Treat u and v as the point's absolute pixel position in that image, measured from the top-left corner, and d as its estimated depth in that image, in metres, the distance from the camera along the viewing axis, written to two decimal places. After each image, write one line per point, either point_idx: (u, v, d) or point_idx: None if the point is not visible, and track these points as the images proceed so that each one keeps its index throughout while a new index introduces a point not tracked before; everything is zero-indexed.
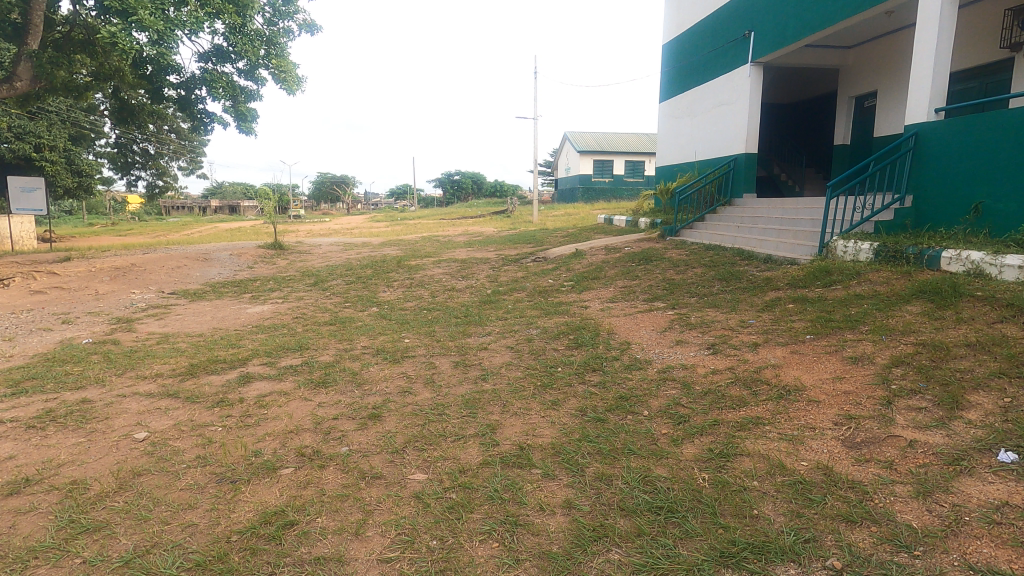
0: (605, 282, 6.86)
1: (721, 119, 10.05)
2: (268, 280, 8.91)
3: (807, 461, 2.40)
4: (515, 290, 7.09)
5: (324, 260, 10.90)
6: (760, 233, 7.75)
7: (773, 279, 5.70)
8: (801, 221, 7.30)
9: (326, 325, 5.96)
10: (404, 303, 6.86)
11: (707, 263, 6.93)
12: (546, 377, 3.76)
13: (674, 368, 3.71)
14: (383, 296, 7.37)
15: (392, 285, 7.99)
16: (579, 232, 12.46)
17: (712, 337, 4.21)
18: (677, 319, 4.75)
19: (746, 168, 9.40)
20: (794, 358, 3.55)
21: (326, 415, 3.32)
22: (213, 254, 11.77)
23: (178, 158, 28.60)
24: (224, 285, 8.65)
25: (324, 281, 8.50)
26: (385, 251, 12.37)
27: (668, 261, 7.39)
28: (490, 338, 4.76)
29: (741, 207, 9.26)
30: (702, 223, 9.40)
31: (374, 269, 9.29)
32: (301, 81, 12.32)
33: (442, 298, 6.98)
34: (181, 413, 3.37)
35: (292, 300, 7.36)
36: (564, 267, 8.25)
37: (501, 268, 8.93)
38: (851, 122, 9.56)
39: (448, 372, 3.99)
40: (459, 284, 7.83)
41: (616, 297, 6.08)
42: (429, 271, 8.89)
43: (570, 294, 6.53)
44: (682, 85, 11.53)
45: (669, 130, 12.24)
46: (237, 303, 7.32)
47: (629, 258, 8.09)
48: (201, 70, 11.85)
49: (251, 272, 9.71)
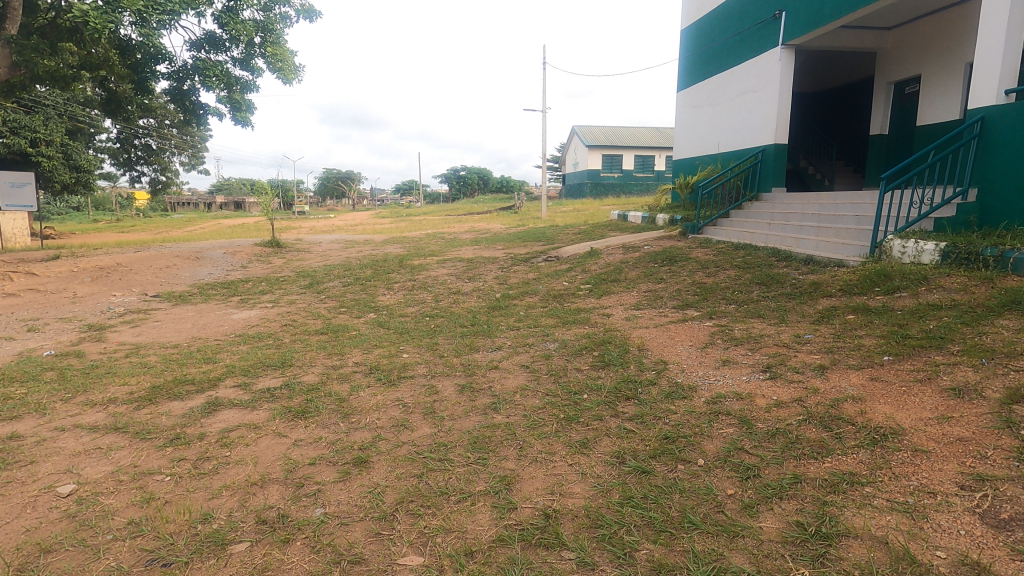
0: (626, 286, 6.19)
1: (748, 107, 9.32)
2: (260, 281, 8.31)
3: (945, 552, 1.74)
4: (526, 295, 6.44)
5: (322, 259, 10.30)
6: (795, 231, 7.05)
7: (822, 284, 5.01)
8: (844, 218, 6.58)
9: (315, 336, 5.32)
10: (405, 309, 6.24)
11: (740, 264, 6.24)
12: (570, 408, 3.11)
13: (726, 398, 3.05)
14: (383, 300, 6.76)
15: (393, 287, 7.37)
16: (591, 229, 11.78)
17: (765, 357, 3.54)
18: (718, 332, 4.09)
19: (777, 161, 8.67)
20: (877, 389, 2.87)
21: (300, 460, 2.68)
22: (206, 252, 11.21)
23: (181, 153, 28.17)
24: (213, 287, 8.04)
25: (320, 282, 7.89)
26: (388, 249, 11.78)
27: (695, 262, 6.71)
28: (502, 354, 4.13)
29: (770, 202, 8.54)
30: (727, 220, 8.69)
31: (375, 269, 8.67)
32: (299, 71, 11.68)
33: (448, 304, 6.35)
34: (125, 455, 2.74)
35: (284, 304, 6.75)
36: (579, 268, 7.59)
37: (510, 268, 8.28)
38: (889, 109, 8.83)
39: (452, 398, 3.36)
40: (465, 286, 7.19)
41: (641, 303, 5.42)
42: (433, 272, 8.26)
43: (588, 300, 5.87)
44: (704, 72, 10.81)
45: (690, 120, 11.53)
46: (224, 307, 6.73)
47: (651, 258, 7.41)
48: (193, 59, 11.26)
49: (244, 273, 9.12)
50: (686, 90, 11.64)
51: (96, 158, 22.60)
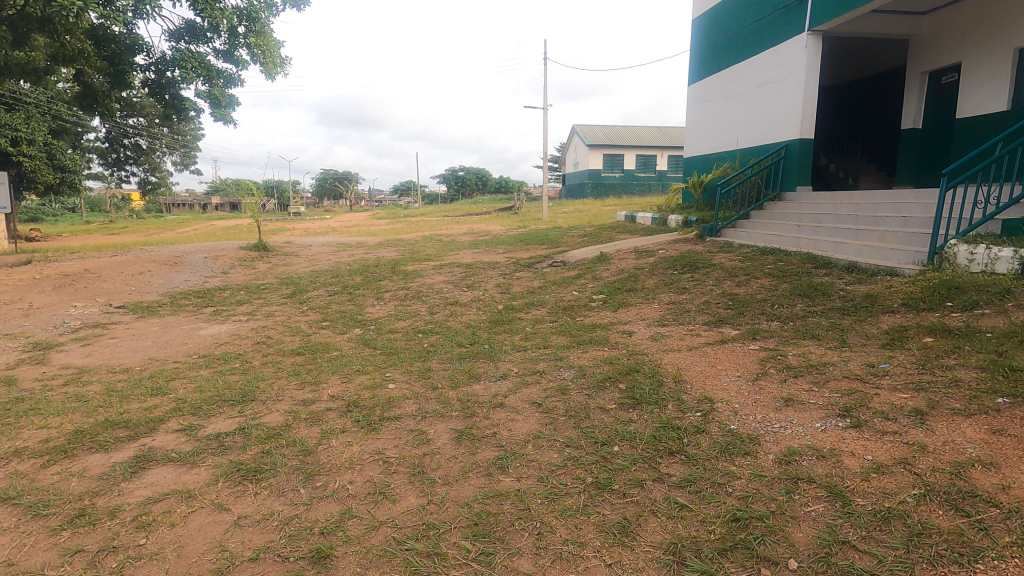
0: (645, 297, 5.48)
1: (769, 99, 8.62)
2: (238, 289, 7.60)
3: None
4: (533, 307, 5.73)
5: (309, 264, 9.59)
6: (830, 235, 6.36)
7: (879, 297, 4.31)
8: (887, 219, 5.89)
9: (290, 357, 4.61)
10: (396, 323, 5.54)
11: (773, 272, 5.54)
12: (600, 469, 2.40)
13: (804, 456, 2.34)
14: (371, 312, 6.06)
15: (383, 297, 6.65)
16: (597, 231, 11.07)
17: (838, 395, 2.83)
18: (768, 359, 3.39)
19: (802, 157, 7.98)
20: (1008, 447, 2.17)
21: (240, 552, 1.97)
22: (186, 256, 10.49)
23: (171, 153, 27.48)
24: (187, 296, 7.31)
25: (304, 291, 7.19)
26: (381, 252, 11.08)
27: (720, 268, 6.01)
28: (509, 386, 3.43)
29: (795, 202, 7.85)
30: (748, 222, 8.00)
31: (365, 276, 7.96)
32: (285, 63, 11.00)
33: (443, 317, 5.64)
34: (3, 546, 2.03)
35: (261, 317, 6.03)
36: (589, 275, 6.89)
37: (513, 275, 7.57)
38: (923, 101, 8.15)
39: (448, 451, 2.65)
40: (463, 296, 6.49)
41: (665, 318, 4.72)
42: (428, 279, 7.55)
43: (603, 314, 5.16)
44: (719, 63, 10.12)
45: (703, 115, 10.86)
46: (193, 321, 6.01)
47: (669, 264, 6.70)
48: (171, 50, 10.58)
49: (224, 280, 8.40)
50: (699, 83, 10.97)
51: (83, 158, 21.81)
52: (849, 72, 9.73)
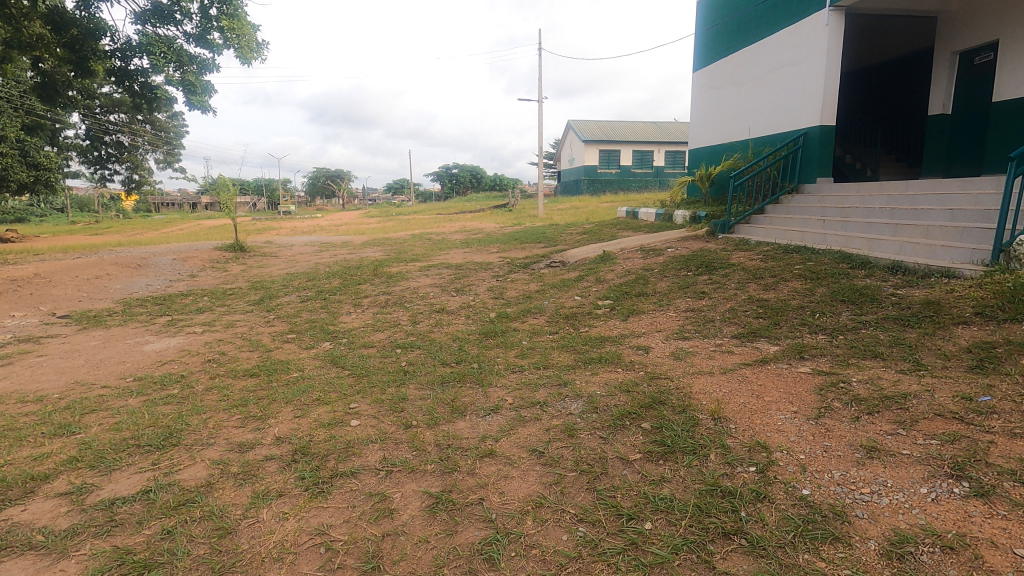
0: (659, 303, 4.78)
1: (785, 84, 7.93)
2: (203, 295, 6.84)
3: None
4: (529, 315, 5.01)
5: (287, 267, 8.85)
6: (863, 230, 5.69)
7: (942, 303, 3.61)
8: (930, 213, 5.21)
9: (242, 380, 3.88)
10: (372, 335, 4.81)
11: (804, 273, 4.85)
12: (631, 567, 1.68)
13: (923, 547, 1.63)
14: (345, 321, 5.33)
15: (361, 304, 5.92)
16: (597, 228, 10.35)
17: (939, 444, 2.12)
18: (829, 389, 2.68)
19: (823, 145, 7.29)
20: None
21: None
22: (154, 257, 9.71)
23: (154, 150, 26.57)
24: (143, 303, 6.55)
25: (274, 297, 6.45)
26: (366, 252, 10.34)
27: (741, 269, 5.31)
28: (502, 424, 2.71)
29: (816, 194, 7.16)
30: (765, 217, 7.32)
31: (344, 279, 7.22)
32: (262, 48, 10.25)
33: (427, 327, 4.92)
34: None
35: (219, 328, 5.29)
36: (591, 277, 6.18)
37: (507, 277, 6.85)
38: (954, 84, 7.46)
39: (416, 530, 1.92)
40: (451, 302, 5.77)
41: (686, 330, 4.01)
42: (413, 282, 6.82)
43: (611, 323, 4.45)
44: (728, 47, 9.41)
45: (710, 104, 10.18)
46: (141, 334, 5.26)
47: (681, 264, 6.00)
48: (137, 34, 9.79)
49: (190, 284, 7.64)
50: (706, 69, 10.29)
51: (61, 156, 20.93)
52: (869, 55, 9.03)
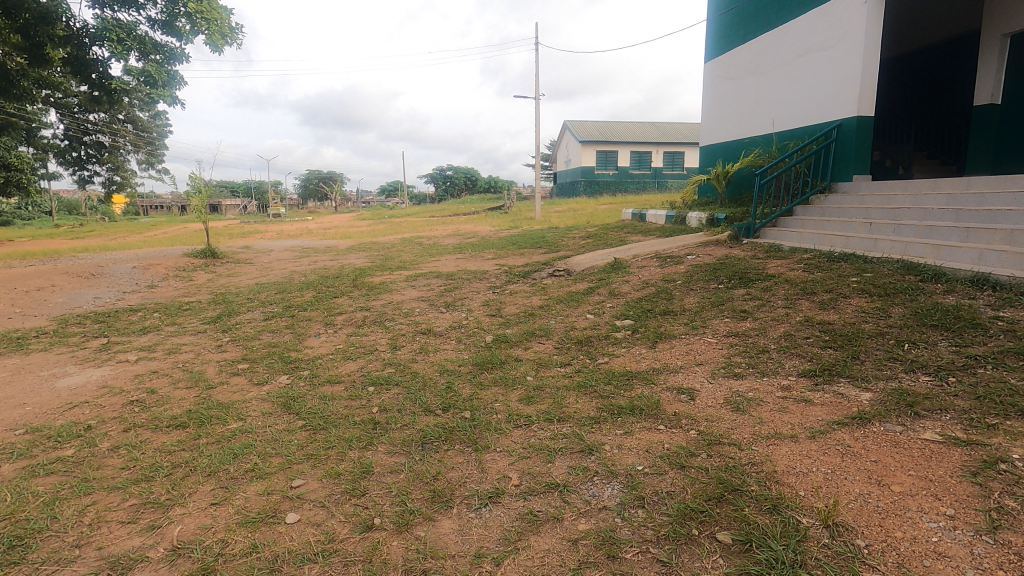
0: (692, 327, 3.90)
1: (815, 71, 7.11)
2: (154, 311, 5.92)
3: None
4: (533, 339, 4.14)
5: (259, 276, 7.93)
6: (922, 235, 4.85)
7: None
8: (1009, 214, 4.38)
9: (166, 432, 2.98)
10: (341, 366, 3.92)
11: (867, 288, 4.00)
12: None
13: None
14: (312, 346, 4.44)
15: (333, 323, 5.02)
16: (602, 232, 9.49)
17: None
18: (988, 475, 1.81)
19: (861, 138, 6.47)
20: None
21: None
22: (113, 265, 8.77)
23: (136, 151, 25.57)
24: (82, 321, 5.62)
25: (235, 313, 5.54)
26: (349, 259, 9.44)
27: (786, 283, 4.46)
28: (506, 529, 1.84)
29: (853, 193, 6.33)
30: (795, 220, 6.48)
31: (318, 291, 6.32)
32: (233, 36, 9.37)
33: (410, 355, 4.04)
34: None
35: (158, 355, 4.37)
36: (603, 290, 5.31)
37: (505, 289, 5.98)
38: (1004, 70, 6.65)
39: None
40: (439, 321, 4.89)
41: (737, 365, 3.14)
42: (397, 295, 5.92)
43: (637, 353, 3.58)
44: (747, 33, 8.59)
45: (726, 96, 9.36)
46: (64, 362, 4.34)
47: (710, 275, 5.14)
48: (94, 18, 8.88)
49: (144, 297, 6.71)
50: (721, 58, 9.49)
51: (37, 156, 19.90)
52: (902, 42, 8.23)
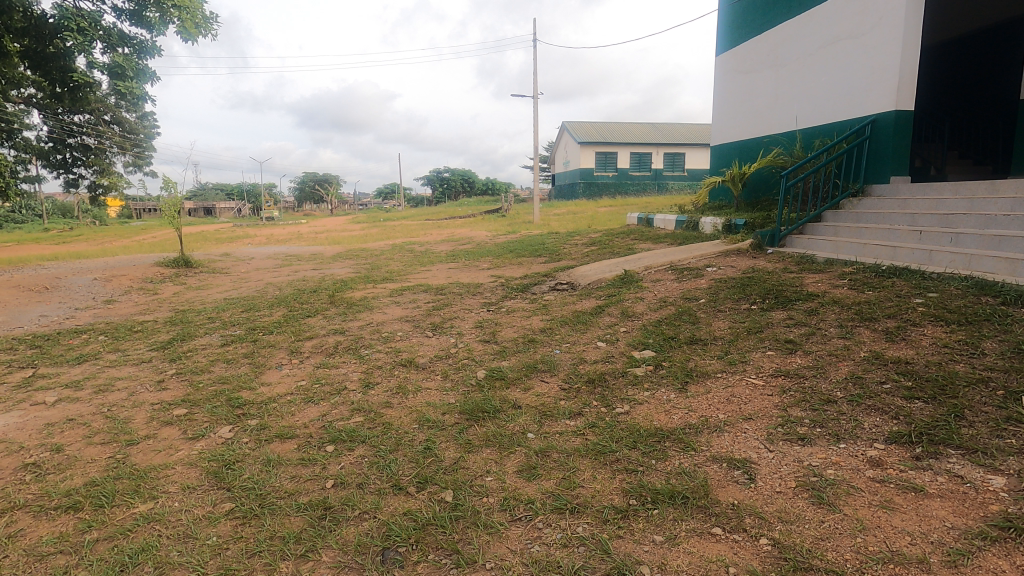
0: (729, 364, 3.18)
1: (845, 61, 6.41)
2: (101, 333, 5.18)
3: None
4: (535, 376, 3.40)
5: (232, 289, 7.20)
6: (987, 246, 4.14)
7: None
8: None
9: (49, 519, 2.25)
10: (298, 412, 3.18)
11: (940, 314, 3.28)
12: None
13: None
14: (269, 382, 3.71)
15: (300, 351, 4.29)
16: (607, 238, 8.78)
17: None
18: None
19: (899, 135, 5.77)
20: None
21: None
22: (75, 276, 8.03)
23: (122, 154, 24.85)
24: (14, 346, 4.88)
25: (190, 337, 4.80)
26: (334, 268, 8.70)
27: (835, 304, 3.74)
28: None
29: (894, 197, 5.62)
30: (826, 227, 5.76)
31: (290, 309, 5.59)
32: (208, 26, 8.68)
33: (383, 397, 3.30)
34: None
35: (84, 395, 3.63)
36: (615, 310, 4.59)
37: (501, 307, 5.25)
38: None
39: None
40: (422, 349, 4.16)
41: (799, 424, 2.42)
42: (379, 315, 5.19)
43: (665, 401, 2.85)
44: (766, 22, 7.89)
45: (742, 91, 8.66)
46: None
47: (739, 292, 4.42)
48: (53, 7, 8.16)
49: (97, 315, 5.97)
50: (735, 51, 8.79)
51: (18, 158, 19.14)
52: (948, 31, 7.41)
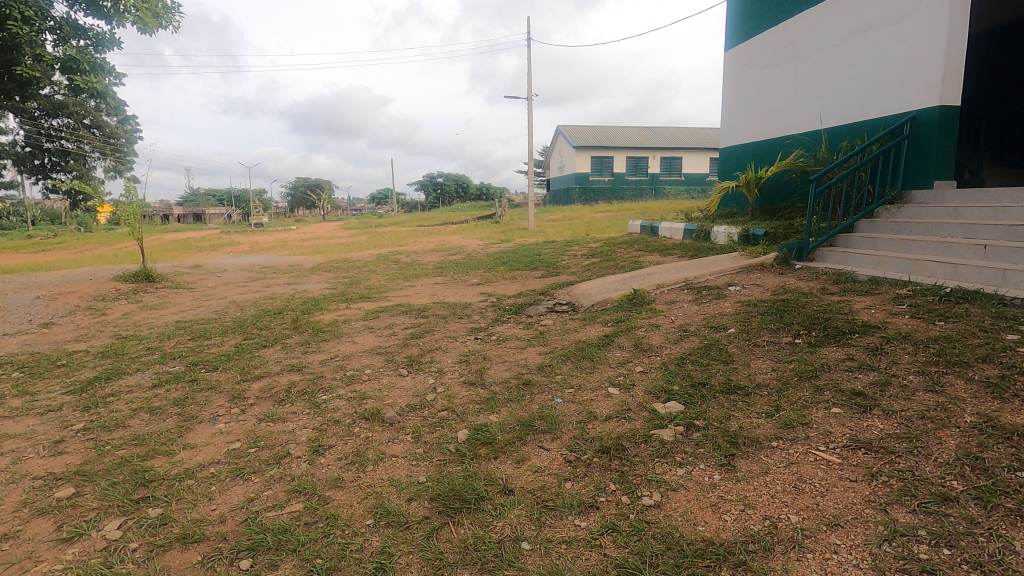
0: (786, 427, 2.42)
1: (879, 51, 5.69)
2: (17, 369, 4.35)
3: None
4: (531, 441, 2.63)
5: (190, 308, 6.40)
6: None
7: None
8: None
9: None
10: (218, 494, 2.40)
11: None
12: None
13: None
14: (194, 444, 2.91)
15: (243, 396, 3.50)
16: (609, 248, 8.03)
17: None
18: None
19: (946, 133, 5.05)
20: None
21: None
22: (18, 294, 7.20)
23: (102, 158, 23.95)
24: None
25: (117, 375, 3.99)
26: (309, 283, 7.91)
27: (906, 341, 2.99)
28: None
29: (942, 203, 4.89)
30: (862, 239, 5.03)
31: (246, 337, 4.79)
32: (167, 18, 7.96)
33: (333, 472, 2.52)
34: None
35: None
36: (626, 342, 3.82)
37: (491, 334, 4.47)
38: None
39: None
40: (391, 395, 3.37)
41: (919, 544, 1.66)
42: (346, 345, 4.40)
43: (710, 489, 2.09)
44: (783, 11, 7.19)
45: (756, 88, 7.95)
46: None
47: (776, 320, 3.66)
48: None
49: (25, 344, 5.15)
50: (747, 44, 8.08)
51: None
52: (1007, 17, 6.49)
